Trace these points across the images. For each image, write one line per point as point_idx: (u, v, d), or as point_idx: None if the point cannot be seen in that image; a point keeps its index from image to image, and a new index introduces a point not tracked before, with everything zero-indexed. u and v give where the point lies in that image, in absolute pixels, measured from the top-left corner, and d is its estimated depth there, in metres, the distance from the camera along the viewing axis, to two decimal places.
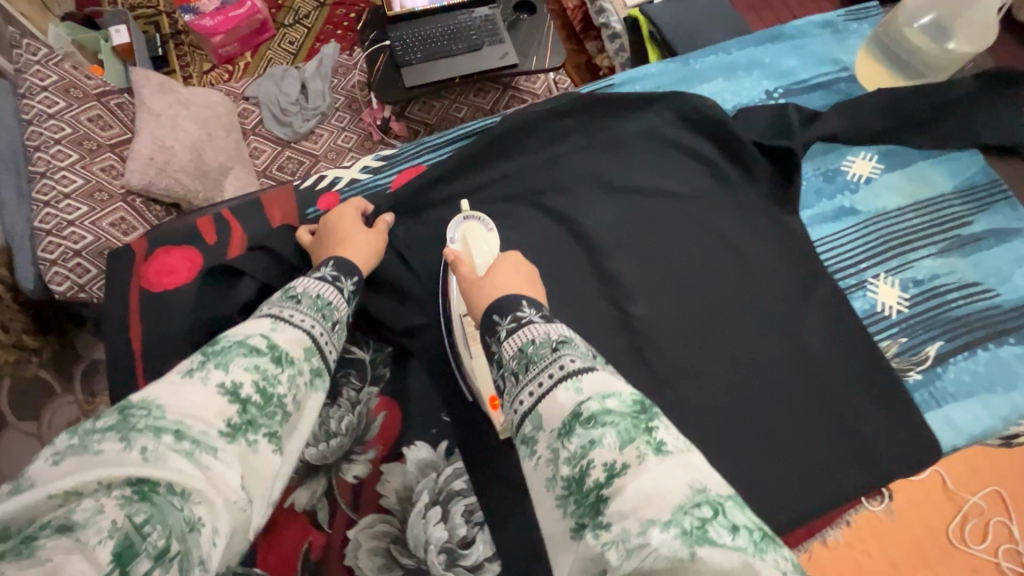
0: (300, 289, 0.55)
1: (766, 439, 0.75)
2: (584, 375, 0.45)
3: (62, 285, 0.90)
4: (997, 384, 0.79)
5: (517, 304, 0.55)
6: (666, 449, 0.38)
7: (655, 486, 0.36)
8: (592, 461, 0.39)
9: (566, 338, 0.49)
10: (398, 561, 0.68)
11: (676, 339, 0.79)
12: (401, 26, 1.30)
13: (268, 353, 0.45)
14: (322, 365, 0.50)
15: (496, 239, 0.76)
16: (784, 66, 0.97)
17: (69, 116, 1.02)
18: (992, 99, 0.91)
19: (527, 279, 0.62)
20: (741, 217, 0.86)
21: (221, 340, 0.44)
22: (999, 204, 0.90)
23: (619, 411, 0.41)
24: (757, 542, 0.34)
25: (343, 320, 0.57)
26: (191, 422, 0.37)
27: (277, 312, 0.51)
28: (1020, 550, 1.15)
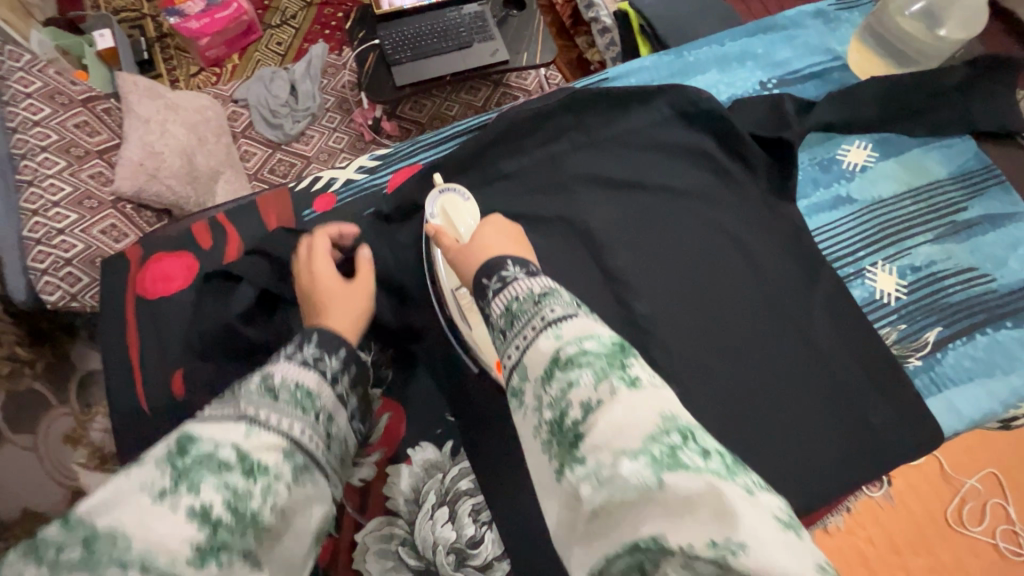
0: (280, 379, 0.42)
1: (772, 429, 0.75)
2: (564, 323, 0.43)
3: (53, 295, 0.86)
4: (996, 367, 0.79)
5: (501, 264, 0.51)
6: (640, 383, 0.38)
7: (626, 417, 0.36)
8: (570, 401, 0.38)
9: (551, 289, 0.47)
10: (406, 563, 0.68)
11: (680, 332, 0.79)
12: (390, 25, 1.29)
13: (238, 469, 0.35)
14: (313, 461, 0.40)
15: (475, 208, 0.77)
16: (777, 56, 0.97)
17: (55, 123, 0.97)
18: (983, 85, 0.92)
19: (514, 240, 0.59)
20: (741, 208, 0.86)
21: (183, 452, 0.34)
22: (993, 188, 0.90)
23: (596, 352, 0.40)
24: (729, 466, 0.34)
25: (330, 408, 0.45)
26: (155, 558, 0.30)
27: (257, 412, 0.39)
28: (1018, 531, 1.17)
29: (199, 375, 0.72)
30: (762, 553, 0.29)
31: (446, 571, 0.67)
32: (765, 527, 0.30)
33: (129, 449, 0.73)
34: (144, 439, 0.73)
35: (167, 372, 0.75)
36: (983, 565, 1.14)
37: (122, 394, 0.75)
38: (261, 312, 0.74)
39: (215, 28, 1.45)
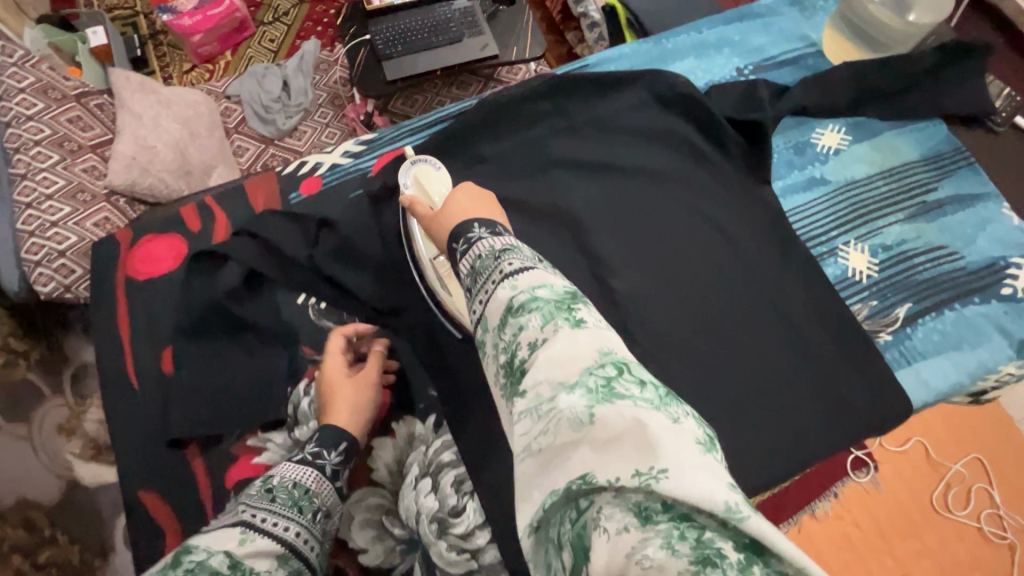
0: (277, 479, 0.56)
1: (746, 403, 0.77)
2: (521, 274, 0.46)
3: (47, 285, 0.89)
4: (964, 342, 0.82)
5: (467, 228, 0.53)
6: (583, 324, 0.41)
7: (567, 355, 0.39)
8: (520, 343, 0.42)
9: (511, 246, 0.50)
10: (390, 531, 0.70)
11: (657, 310, 0.81)
12: (380, 21, 1.31)
13: (232, 575, 0.45)
14: (300, 564, 0.51)
15: (447, 177, 0.79)
16: (753, 44, 1.00)
17: (47, 118, 1.02)
18: (956, 70, 0.94)
19: (486, 204, 0.60)
20: (718, 190, 0.88)
21: (184, 561, 0.43)
22: (963, 170, 0.93)
23: (546, 298, 0.43)
24: (662, 397, 0.37)
25: (326, 504, 0.58)
26: None
27: (250, 518, 0.50)
28: (1001, 515, 1.20)
29: (189, 352, 0.74)
30: (680, 473, 0.32)
31: (429, 539, 0.68)
32: (686, 449, 0.33)
33: (118, 429, 0.74)
34: (135, 418, 0.75)
35: (158, 351, 0.78)
36: (967, 548, 1.17)
37: (112, 374, 0.77)
38: (247, 291, 0.76)
39: (208, 24, 1.48)
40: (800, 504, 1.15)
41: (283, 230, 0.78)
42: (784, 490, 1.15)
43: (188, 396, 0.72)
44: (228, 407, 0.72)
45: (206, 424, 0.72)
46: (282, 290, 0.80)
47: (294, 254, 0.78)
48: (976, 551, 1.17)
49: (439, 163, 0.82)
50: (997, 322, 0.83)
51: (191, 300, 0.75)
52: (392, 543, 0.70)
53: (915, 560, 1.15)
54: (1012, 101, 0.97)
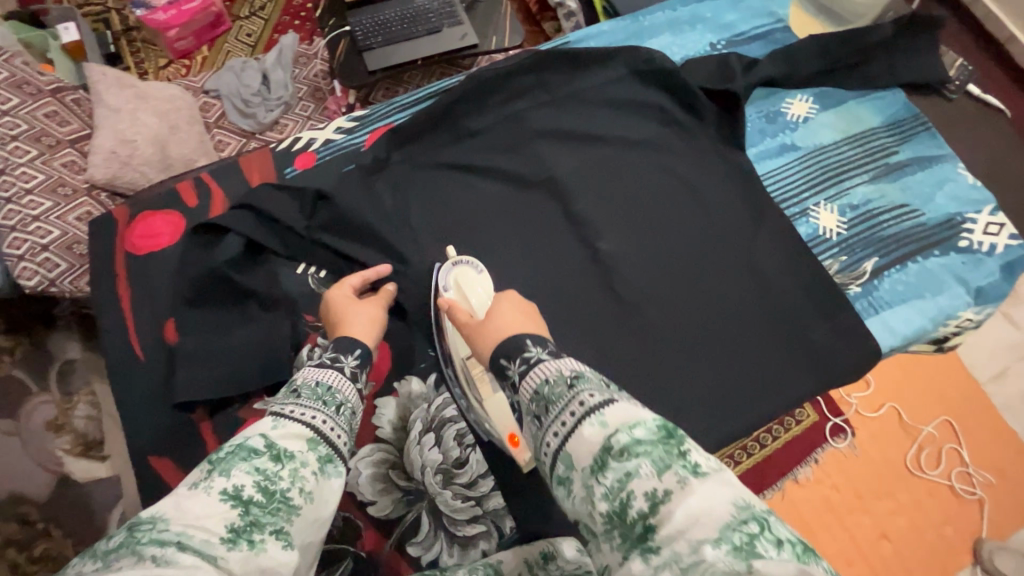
0: (301, 379, 0.58)
1: (725, 354, 0.83)
2: (607, 409, 0.47)
3: (31, 280, 0.90)
4: (927, 291, 0.88)
5: (522, 344, 0.55)
6: (702, 470, 0.43)
7: (700, 508, 0.41)
8: (633, 493, 0.42)
9: (579, 372, 0.51)
10: (396, 484, 0.74)
11: (642, 271, 0.86)
12: (359, 12, 1.33)
13: (267, 453, 0.49)
14: (332, 451, 0.53)
15: (488, 281, 0.77)
16: (724, 20, 1.05)
17: (24, 112, 1.01)
18: (911, 42, 1.00)
19: (532, 318, 0.62)
20: (695, 158, 0.92)
21: (224, 445, 0.49)
22: (921, 135, 0.99)
23: (649, 440, 0.44)
24: (802, 554, 0.39)
25: (349, 401, 0.59)
26: (193, 532, 0.42)
27: (280, 409, 0.54)
28: (970, 473, 1.27)
29: (194, 321, 0.78)
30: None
31: (434, 489, 0.73)
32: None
33: (126, 397, 0.77)
34: (141, 387, 0.77)
35: (159, 323, 0.80)
36: (940, 504, 1.25)
37: (115, 345, 0.79)
38: (247, 261, 0.80)
39: (183, 19, 1.47)
40: (782, 470, 1.22)
41: (280, 200, 0.81)
42: (766, 459, 1.22)
43: (195, 361, 0.76)
44: (235, 371, 0.76)
45: (213, 388, 0.75)
46: (281, 261, 0.82)
47: (290, 223, 0.80)
48: (948, 506, 1.25)
49: (481, 265, 0.80)
50: (956, 272, 0.90)
51: (191, 271, 0.77)
52: (398, 495, 0.73)
53: (890, 518, 1.22)
54: (964, 70, 1.04)
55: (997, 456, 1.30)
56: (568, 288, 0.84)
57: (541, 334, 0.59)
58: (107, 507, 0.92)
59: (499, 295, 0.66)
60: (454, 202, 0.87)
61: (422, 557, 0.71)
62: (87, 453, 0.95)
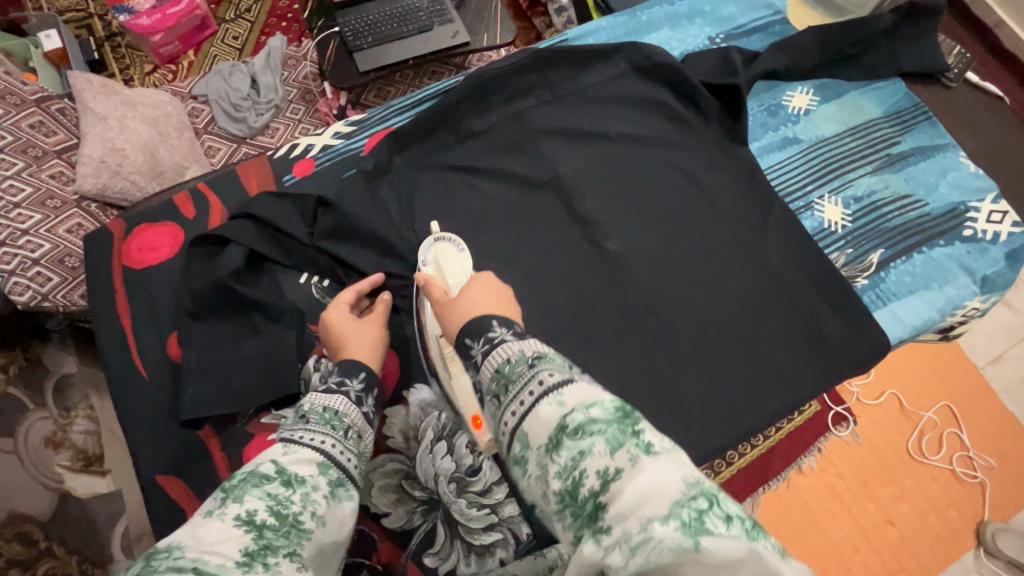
0: (309, 405, 0.58)
1: (734, 349, 0.82)
2: (565, 389, 0.46)
3: (24, 295, 0.87)
4: (933, 281, 0.88)
5: (487, 325, 0.54)
6: (655, 449, 0.42)
7: (653, 486, 0.40)
8: (586, 471, 0.42)
9: (541, 353, 0.51)
10: (409, 493, 0.73)
11: (650, 268, 0.85)
12: (348, 13, 1.31)
13: (278, 478, 0.49)
14: (344, 475, 0.53)
15: (469, 259, 0.77)
16: (722, 13, 1.04)
17: (8, 123, 0.97)
18: (910, 31, 1.00)
19: (506, 302, 0.61)
20: (698, 153, 0.92)
21: (236, 474, 0.49)
22: (922, 123, 0.99)
23: (604, 419, 0.44)
24: (748, 530, 0.38)
25: (357, 424, 0.59)
26: (209, 558, 0.41)
27: (288, 434, 0.54)
28: (971, 456, 1.28)
29: (198, 334, 0.76)
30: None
31: (448, 497, 0.72)
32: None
33: (130, 414, 0.75)
34: (145, 404, 0.76)
35: (162, 336, 0.78)
36: (943, 490, 1.25)
37: (117, 362, 0.77)
38: (250, 272, 0.78)
39: (167, 23, 1.42)
40: (789, 461, 1.21)
41: (278, 208, 0.79)
42: (771, 450, 1.21)
43: (201, 376, 0.74)
44: (242, 383, 0.75)
45: (220, 402, 0.73)
46: (283, 269, 0.81)
47: (294, 234, 0.79)
48: (951, 491, 1.26)
49: (463, 242, 0.80)
50: (962, 261, 0.90)
51: (191, 283, 0.76)
52: (412, 505, 0.73)
53: (896, 505, 1.23)
54: (963, 58, 1.05)
55: (998, 440, 1.31)
56: (576, 287, 0.83)
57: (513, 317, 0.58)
58: (111, 521, 0.90)
59: (475, 275, 0.64)
60: (456, 205, 0.86)
61: (439, 567, 0.70)
62: (87, 469, 0.94)
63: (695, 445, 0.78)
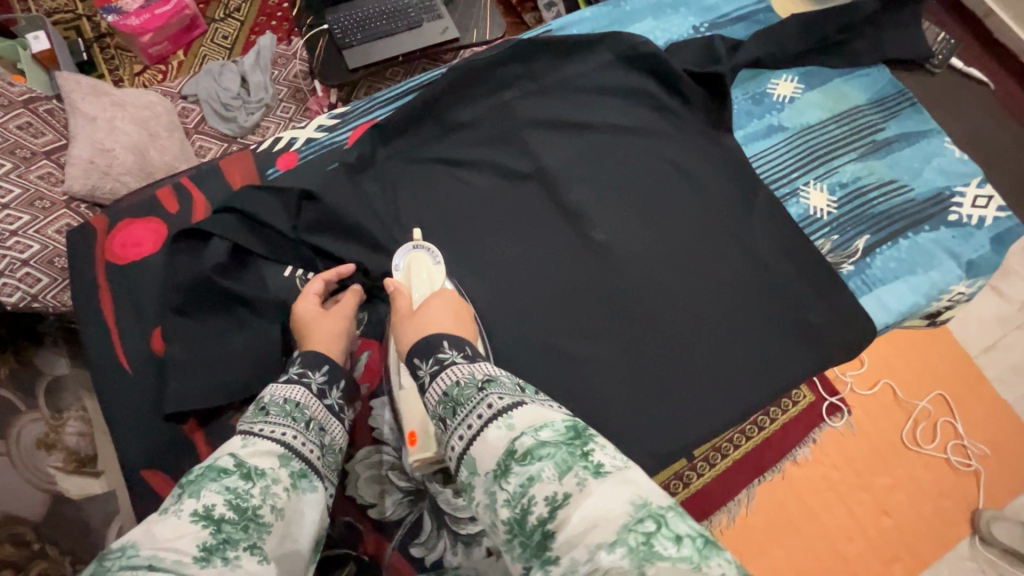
0: (269, 398, 0.60)
1: (723, 337, 0.82)
2: (514, 412, 0.49)
3: (12, 295, 0.87)
4: (919, 266, 0.88)
5: (438, 346, 0.58)
6: (604, 470, 0.44)
7: (600, 510, 0.41)
8: (534, 498, 0.43)
9: (492, 377, 0.54)
10: (396, 484, 0.73)
11: (638, 257, 0.85)
12: (337, 10, 1.30)
13: (238, 471, 0.49)
14: (304, 466, 0.55)
15: (442, 273, 0.76)
16: (707, 3, 1.04)
17: None
18: (892, 19, 1.01)
19: (460, 322, 0.66)
20: (686, 142, 0.92)
21: (193, 470, 0.49)
22: (907, 110, 0.99)
23: (553, 442, 0.46)
24: (701, 547, 0.39)
25: (318, 417, 0.61)
26: (164, 555, 0.41)
27: (249, 428, 0.56)
28: (965, 445, 1.29)
29: (184, 329, 0.76)
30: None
31: (435, 489, 0.72)
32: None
33: (118, 411, 0.75)
34: (133, 400, 0.76)
35: (147, 332, 0.78)
36: (937, 479, 1.26)
37: (105, 359, 0.77)
38: (234, 266, 0.78)
39: (156, 23, 1.42)
40: (782, 452, 1.22)
41: (266, 204, 0.79)
42: (766, 441, 1.21)
43: (188, 371, 0.74)
44: (229, 377, 0.75)
45: (209, 396, 0.74)
46: (269, 264, 0.81)
47: (277, 226, 0.79)
48: (944, 479, 1.26)
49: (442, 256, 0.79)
50: (948, 246, 0.90)
51: (176, 279, 0.76)
52: (398, 495, 0.72)
53: (891, 494, 1.23)
54: (947, 44, 1.05)
55: (990, 427, 1.31)
56: (564, 277, 0.83)
57: (460, 335, 0.62)
58: (106, 522, 0.90)
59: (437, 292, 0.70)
60: (443, 197, 0.85)
61: (425, 557, 0.71)
62: (80, 470, 0.94)
63: (685, 431, 0.78)
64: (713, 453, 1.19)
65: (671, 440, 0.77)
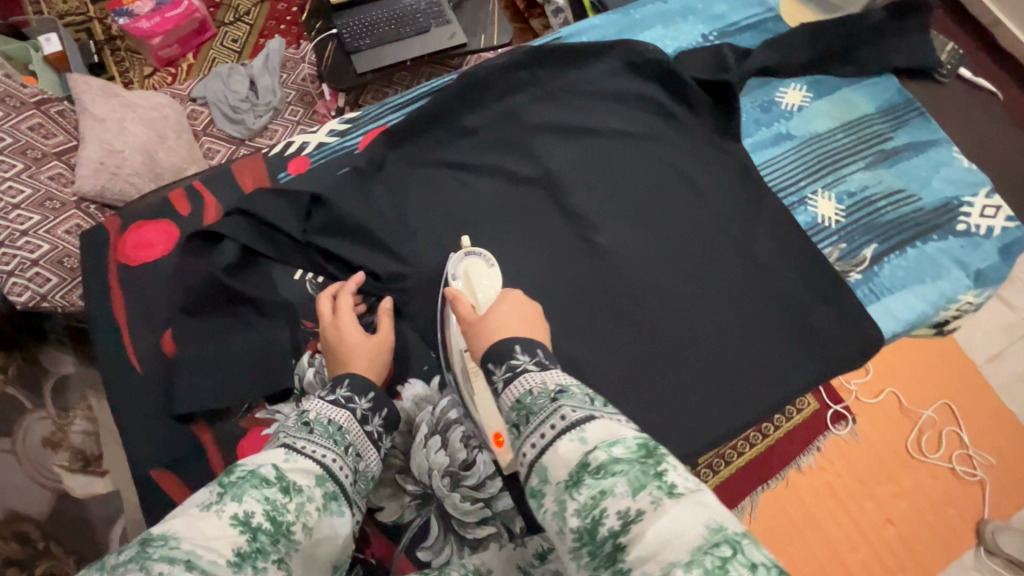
0: (314, 414, 0.61)
1: (728, 343, 0.82)
2: (587, 425, 0.48)
3: (22, 296, 0.88)
4: (926, 275, 0.88)
5: (510, 350, 0.56)
6: (679, 491, 0.43)
7: (674, 529, 0.40)
8: (605, 511, 0.43)
9: (564, 387, 0.52)
10: (403, 487, 0.73)
11: (644, 263, 0.85)
12: (345, 15, 1.31)
13: (277, 484, 0.51)
14: (338, 489, 0.56)
15: (498, 274, 0.77)
16: (716, 11, 1.05)
17: (8, 126, 0.99)
18: (899, 28, 1.01)
19: (529, 322, 0.62)
20: (691, 149, 0.92)
21: (236, 470, 0.51)
22: (915, 119, 0.99)
23: (626, 458, 0.45)
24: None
25: (356, 443, 0.62)
26: (201, 552, 0.43)
27: (291, 441, 0.57)
28: (971, 454, 1.28)
29: (193, 331, 0.76)
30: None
31: (443, 492, 0.72)
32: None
33: (125, 411, 0.76)
34: (141, 402, 0.76)
35: (155, 334, 0.79)
36: (940, 488, 1.25)
37: (113, 358, 0.78)
38: (243, 267, 0.78)
39: (166, 26, 1.44)
40: (785, 460, 1.21)
41: (275, 205, 0.79)
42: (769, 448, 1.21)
43: (194, 371, 0.74)
44: (238, 378, 0.75)
45: (216, 396, 0.74)
46: (277, 266, 0.81)
47: (286, 228, 0.79)
48: (949, 488, 1.25)
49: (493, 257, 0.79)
50: (955, 255, 0.90)
51: (185, 279, 0.76)
52: (406, 498, 0.73)
53: (893, 502, 1.22)
54: (955, 55, 1.05)
55: (995, 436, 1.31)
56: (569, 282, 0.84)
57: (532, 339, 0.59)
58: (110, 521, 0.90)
59: (503, 293, 0.67)
60: (449, 200, 0.86)
61: (433, 561, 0.70)
62: (85, 469, 0.93)
63: (689, 438, 0.78)
64: (717, 459, 1.19)
65: (675, 446, 0.77)
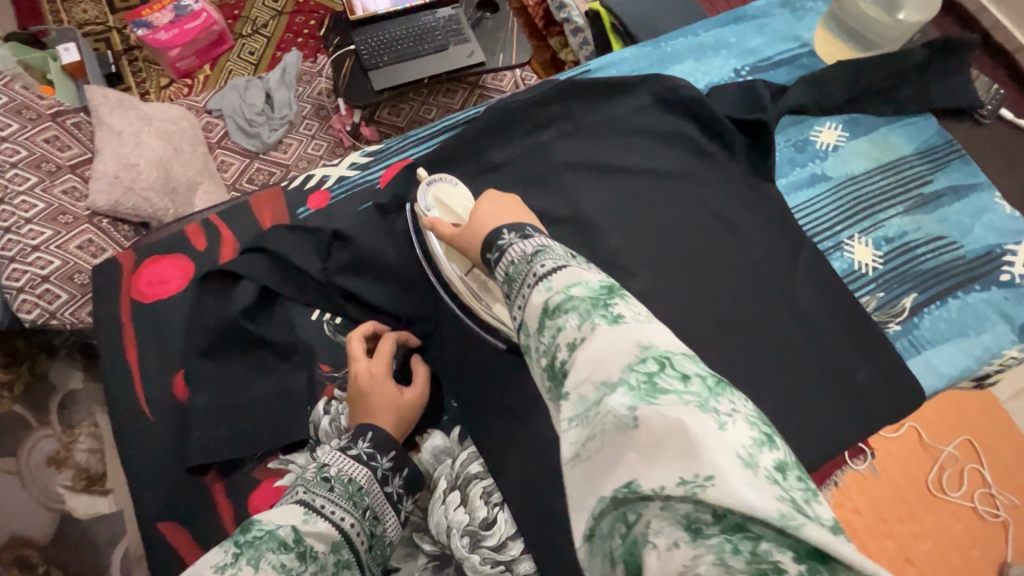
0: (334, 470, 0.58)
1: (767, 391, 0.77)
2: (555, 275, 0.45)
3: (31, 313, 0.85)
4: (969, 327, 0.85)
5: (498, 236, 0.53)
6: (622, 320, 0.39)
7: (607, 352, 0.37)
8: (559, 345, 0.40)
9: (543, 247, 0.49)
10: (420, 546, 0.70)
11: (677, 305, 0.81)
12: (364, 31, 1.28)
13: (294, 549, 0.49)
14: (351, 557, 0.55)
15: (466, 192, 0.76)
16: (748, 45, 1.03)
17: (23, 138, 0.97)
18: (940, 65, 0.98)
19: (512, 210, 0.62)
20: (725, 189, 0.89)
21: (253, 529, 0.49)
22: (955, 162, 0.96)
23: (582, 295, 0.42)
24: (710, 388, 0.35)
25: (375, 506, 0.59)
26: None
27: (310, 499, 0.55)
28: (993, 494, 1.22)
29: (207, 371, 0.74)
30: (727, 479, 0.30)
31: (462, 553, 0.67)
32: (730, 458, 0.31)
33: (136, 449, 0.73)
34: (152, 439, 0.74)
35: (170, 372, 0.77)
36: (964, 529, 1.19)
37: (125, 394, 0.75)
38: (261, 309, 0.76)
39: (184, 38, 1.43)
40: None
41: (295, 245, 0.77)
42: None
43: (211, 415, 0.72)
44: (252, 423, 0.72)
45: (228, 444, 0.71)
46: (296, 305, 0.78)
47: (308, 267, 0.77)
48: (973, 529, 1.19)
49: (454, 179, 0.78)
50: (999, 307, 0.86)
51: (203, 320, 0.74)
52: (423, 559, 0.69)
53: (914, 542, 1.17)
54: (998, 96, 1.02)
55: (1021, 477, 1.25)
56: None
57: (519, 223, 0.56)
58: (111, 542, 0.85)
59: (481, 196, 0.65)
60: None
61: None
62: (88, 489, 0.90)
63: None
64: None
65: None
